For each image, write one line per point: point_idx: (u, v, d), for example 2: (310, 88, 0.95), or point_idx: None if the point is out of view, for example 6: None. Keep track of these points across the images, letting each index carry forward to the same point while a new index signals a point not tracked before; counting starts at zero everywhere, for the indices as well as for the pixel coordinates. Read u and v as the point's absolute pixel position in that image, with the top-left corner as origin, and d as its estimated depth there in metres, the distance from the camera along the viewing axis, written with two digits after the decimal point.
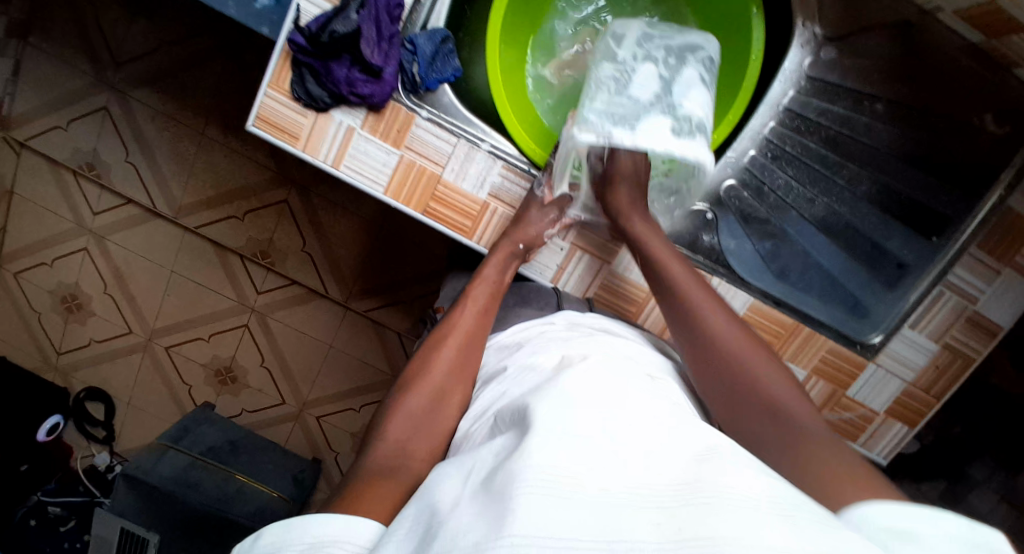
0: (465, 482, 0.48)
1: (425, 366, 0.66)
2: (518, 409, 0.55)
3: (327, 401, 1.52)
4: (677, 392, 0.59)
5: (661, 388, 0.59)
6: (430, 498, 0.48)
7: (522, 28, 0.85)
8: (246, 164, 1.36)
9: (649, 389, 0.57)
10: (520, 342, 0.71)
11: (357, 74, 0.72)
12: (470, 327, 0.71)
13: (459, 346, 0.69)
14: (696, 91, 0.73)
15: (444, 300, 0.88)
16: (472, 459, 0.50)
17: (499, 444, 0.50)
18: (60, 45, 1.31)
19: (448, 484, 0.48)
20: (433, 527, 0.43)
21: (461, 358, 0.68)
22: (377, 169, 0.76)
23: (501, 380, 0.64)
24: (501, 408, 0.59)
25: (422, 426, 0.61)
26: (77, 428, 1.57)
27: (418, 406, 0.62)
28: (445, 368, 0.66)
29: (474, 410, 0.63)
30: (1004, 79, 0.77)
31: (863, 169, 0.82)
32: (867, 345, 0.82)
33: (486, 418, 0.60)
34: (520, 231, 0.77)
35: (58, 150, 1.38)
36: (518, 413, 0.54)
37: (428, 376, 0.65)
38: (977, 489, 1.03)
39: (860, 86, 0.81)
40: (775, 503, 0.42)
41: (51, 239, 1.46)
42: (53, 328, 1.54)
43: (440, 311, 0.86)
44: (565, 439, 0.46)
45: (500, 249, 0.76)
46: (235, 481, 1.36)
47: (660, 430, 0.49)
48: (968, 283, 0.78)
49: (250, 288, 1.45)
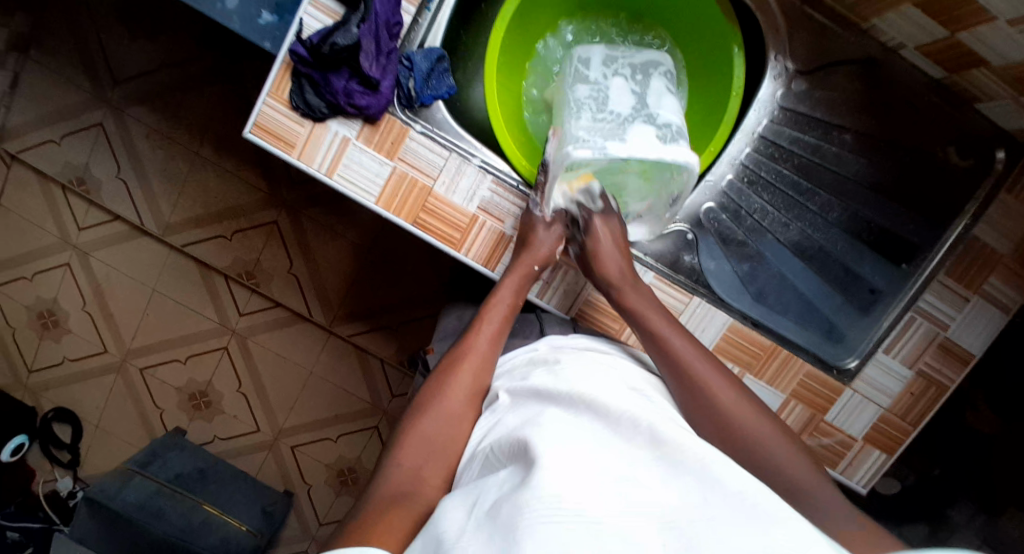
0: (471, 513, 0.50)
1: (438, 391, 0.67)
2: (512, 438, 0.57)
3: (302, 429, 1.48)
4: (663, 409, 0.61)
5: (644, 401, 0.61)
6: (440, 535, 0.50)
7: (521, 51, 0.89)
8: (238, 185, 1.38)
9: (632, 403, 0.59)
10: (512, 372, 0.72)
11: (355, 86, 0.74)
12: (482, 356, 0.72)
13: (471, 375, 0.70)
14: (668, 99, 0.80)
15: (437, 341, 0.89)
16: (476, 493, 0.53)
17: (502, 477, 0.53)
18: (62, 63, 1.34)
19: (455, 515, 0.51)
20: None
21: (474, 384, 0.70)
22: (369, 179, 0.78)
23: (494, 410, 0.66)
24: (494, 438, 0.61)
25: (433, 445, 0.63)
26: (41, 449, 1.51)
27: (431, 435, 0.64)
28: (456, 389, 0.68)
29: (473, 438, 0.64)
30: (966, 113, 0.82)
31: (834, 197, 0.86)
32: (843, 369, 0.83)
33: (480, 447, 0.61)
34: (531, 252, 0.77)
35: (50, 165, 1.38)
36: (512, 443, 0.56)
37: (440, 394, 0.67)
38: (958, 531, 1.01)
39: (829, 116, 0.85)
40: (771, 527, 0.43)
41: (33, 253, 1.44)
42: (26, 344, 1.50)
43: (431, 352, 0.87)
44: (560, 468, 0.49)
45: (516, 272, 0.77)
46: (201, 510, 1.31)
47: (652, 456, 0.51)
48: (938, 309, 0.80)
49: (232, 310, 1.44)
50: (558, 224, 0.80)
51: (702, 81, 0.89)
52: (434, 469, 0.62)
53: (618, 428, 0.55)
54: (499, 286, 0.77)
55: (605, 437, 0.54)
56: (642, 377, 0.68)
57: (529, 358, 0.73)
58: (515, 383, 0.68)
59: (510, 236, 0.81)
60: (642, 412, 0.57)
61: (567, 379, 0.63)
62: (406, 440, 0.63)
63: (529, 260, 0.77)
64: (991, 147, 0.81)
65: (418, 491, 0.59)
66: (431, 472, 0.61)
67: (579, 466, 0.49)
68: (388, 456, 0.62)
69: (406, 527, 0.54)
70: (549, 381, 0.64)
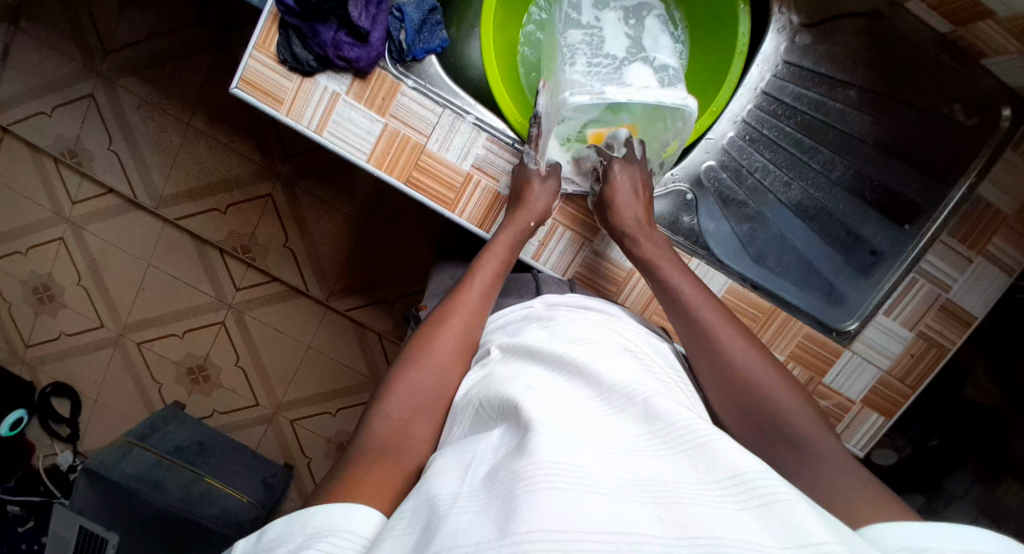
0: (464, 479, 0.50)
1: (430, 343, 0.66)
2: (501, 398, 0.56)
3: (302, 403, 1.48)
4: (657, 374, 0.60)
5: (643, 366, 0.60)
6: (432, 493, 0.50)
7: (516, 1, 0.85)
8: (231, 157, 1.36)
9: (628, 369, 0.58)
10: (503, 329, 0.71)
11: (343, 37, 0.73)
12: (472, 310, 0.70)
13: (460, 328, 0.68)
14: (662, 39, 0.82)
15: (429, 297, 0.88)
16: (468, 456, 0.53)
17: (494, 439, 0.52)
18: (49, 32, 1.31)
19: (446, 479, 0.51)
20: (437, 521, 0.46)
21: (465, 336, 0.68)
22: (360, 137, 0.76)
23: (486, 363, 0.65)
24: (481, 394, 0.60)
25: (422, 405, 0.62)
26: (41, 424, 1.51)
27: (422, 387, 0.63)
28: (448, 344, 0.66)
29: (462, 390, 0.64)
30: (973, 70, 0.80)
31: (838, 155, 0.84)
32: (841, 332, 0.83)
33: (468, 403, 0.61)
34: (525, 210, 0.76)
35: (40, 137, 1.36)
36: (501, 403, 0.55)
37: (429, 350, 0.66)
38: (955, 503, 1.01)
39: (834, 72, 0.84)
40: (765, 513, 0.43)
41: (26, 227, 1.43)
42: (23, 319, 1.49)
43: (423, 309, 0.86)
44: (556, 434, 0.48)
45: (512, 229, 0.76)
46: (202, 483, 1.29)
47: (650, 437, 0.50)
48: (940, 271, 0.79)
49: (229, 285, 1.43)
50: (553, 178, 0.78)
51: (703, 35, 0.86)
52: (423, 426, 0.61)
53: (614, 399, 0.54)
54: (494, 242, 0.76)
55: (595, 407, 0.54)
56: (641, 341, 0.67)
57: (524, 314, 0.72)
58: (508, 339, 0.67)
59: (505, 195, 0.79)
60: (640, 379, 0.56)
61: (566, 342, 0.62)
62: (394, 388, 0.63)
63: (524, 217, 0.75)
64: (997, 105, 0.79)
65: (408, 447, 0.59)
66: (419, 425, 0.61)
67: (577, 438, 0.49)
68: (377, 413, 0.61)
69: (391, 486, 0.54)
70: (546, 340, 0.63)
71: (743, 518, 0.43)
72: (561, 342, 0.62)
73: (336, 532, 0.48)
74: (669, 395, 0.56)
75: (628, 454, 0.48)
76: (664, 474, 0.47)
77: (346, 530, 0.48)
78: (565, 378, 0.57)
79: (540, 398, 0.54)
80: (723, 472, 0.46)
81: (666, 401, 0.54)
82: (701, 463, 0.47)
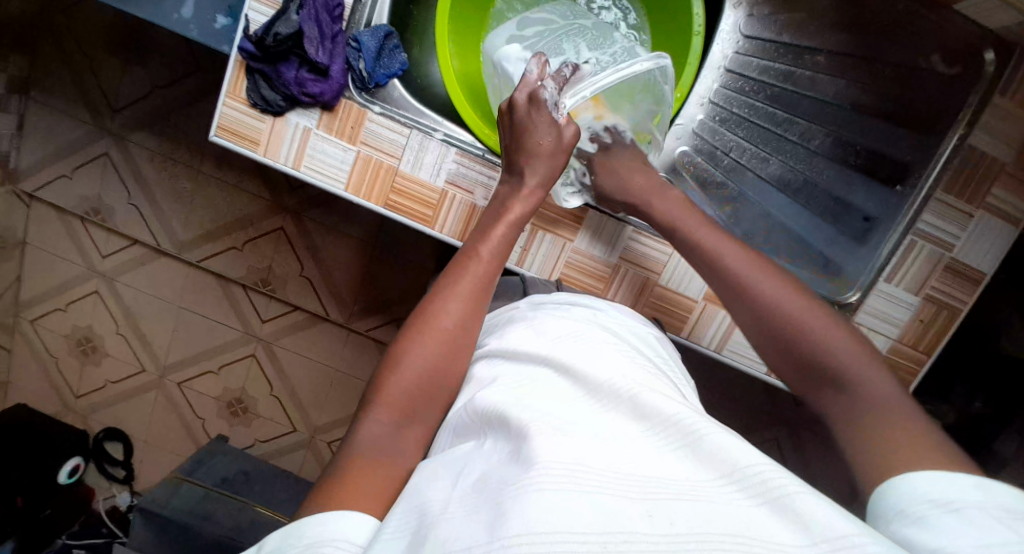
0: (455, 483, 0.50)
1: (429, 324, 0.65)
2: (489, 403, 0.57)
3: (336, 424, 1.53)
4: (649, 367, 0.60)
5: (633, 360, 0.60)
6: (424, 498, 0.51)
7: (469, 19, 0.88)
8: (242, 197, 1.40)
9: (618, 364, 0.58)
10: (490, 331, 0.73)
11: (305, 74, 0.75)
12: (474, 287, 0.68)
13: (458, 313, 0.66)
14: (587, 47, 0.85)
15: None
16: (459, 466, 0.53)
17: (488, 447, 0.53)
18: (60, 100, 1.38)
19: (437, 486, 0.52)
20: (428, 526, 0.47)
21: (459, 326, 0.66)
22: (336, 167, 0.78)
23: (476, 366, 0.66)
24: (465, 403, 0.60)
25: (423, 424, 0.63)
26: (97, 469, 1.60)
27: (405, 402, 0.61)
28: (446, 325, 0.65)
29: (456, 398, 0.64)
30: (942, 17, 0.77)
31: (815, 124, 0.86)
32: (844, 304, 0.80)
33: (457, 409, 0.61)
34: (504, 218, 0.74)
35: (65, 200, 1.44)
36: (486, 409, 0.56)
37: (430, 332, 0.64)
38: None
39: (800, 40, 0.86)
40: (760, 506, 0.43)
41: (63, 285, 1.52)
42: (69, 371, 1.58)
43: None
44: (548, 434, 0.49)
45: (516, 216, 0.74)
46: (250, 512, 1.32)
47: (642, 431, 0.50)
48: (941, 229, 0.76)
49: (255, 317, 1.48)
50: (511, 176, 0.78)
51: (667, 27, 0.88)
52: (414, 440, 0.62)
53: (602, 396, 0.54)
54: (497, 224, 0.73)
55: (586, 403, 0.54)
56: (633, 336, 0.68)
57: (511, 315, 0.73)
58: (496, 341, 0.68)
59: (481, 207, 0.80)
60: (631, 372, 0.56)
61: (555, 342, 0.62)
62: (389, 379, 0.62)
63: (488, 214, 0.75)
64: (978, 52, 0.75)
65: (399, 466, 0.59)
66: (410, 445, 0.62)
67: (569, 437, 0.49)
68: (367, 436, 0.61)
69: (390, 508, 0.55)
70: (537, 339, 0.64)
71: (737, 511, 0.43)
72: (555, 340, 0.62)
73: (333, 541, 0.49)
74: (661, 387, 0.55)
75: (620, 449, 0.48)
76: (656, 469, 0.46)
77: (346, 538, 0.50)
78: (556, 377, 0.57)
79: (533, 401, 0.54)
80: (716, 464, 0.46)
81: (656, 394, 0.53)
82: (693, 458, 0.47)
